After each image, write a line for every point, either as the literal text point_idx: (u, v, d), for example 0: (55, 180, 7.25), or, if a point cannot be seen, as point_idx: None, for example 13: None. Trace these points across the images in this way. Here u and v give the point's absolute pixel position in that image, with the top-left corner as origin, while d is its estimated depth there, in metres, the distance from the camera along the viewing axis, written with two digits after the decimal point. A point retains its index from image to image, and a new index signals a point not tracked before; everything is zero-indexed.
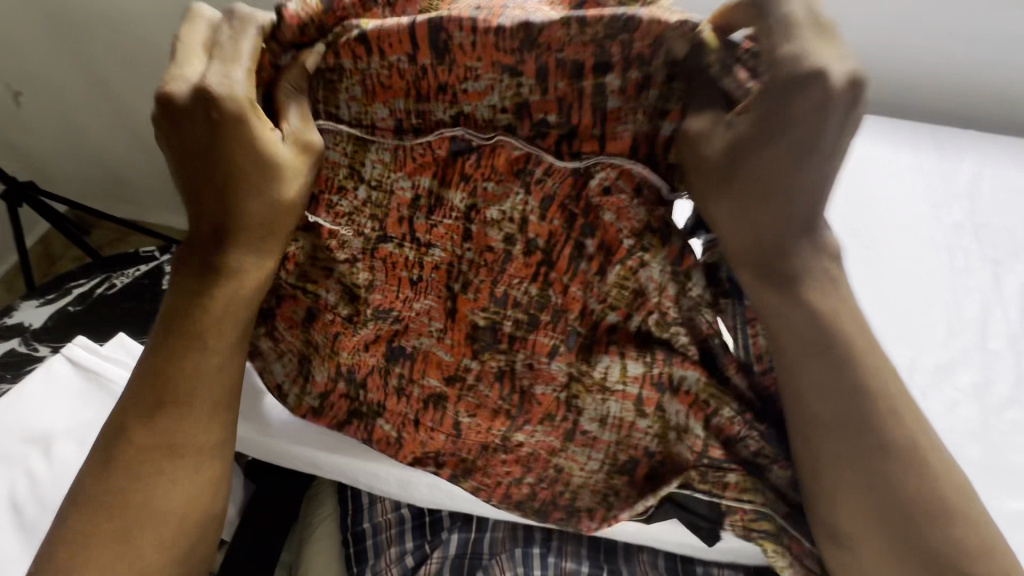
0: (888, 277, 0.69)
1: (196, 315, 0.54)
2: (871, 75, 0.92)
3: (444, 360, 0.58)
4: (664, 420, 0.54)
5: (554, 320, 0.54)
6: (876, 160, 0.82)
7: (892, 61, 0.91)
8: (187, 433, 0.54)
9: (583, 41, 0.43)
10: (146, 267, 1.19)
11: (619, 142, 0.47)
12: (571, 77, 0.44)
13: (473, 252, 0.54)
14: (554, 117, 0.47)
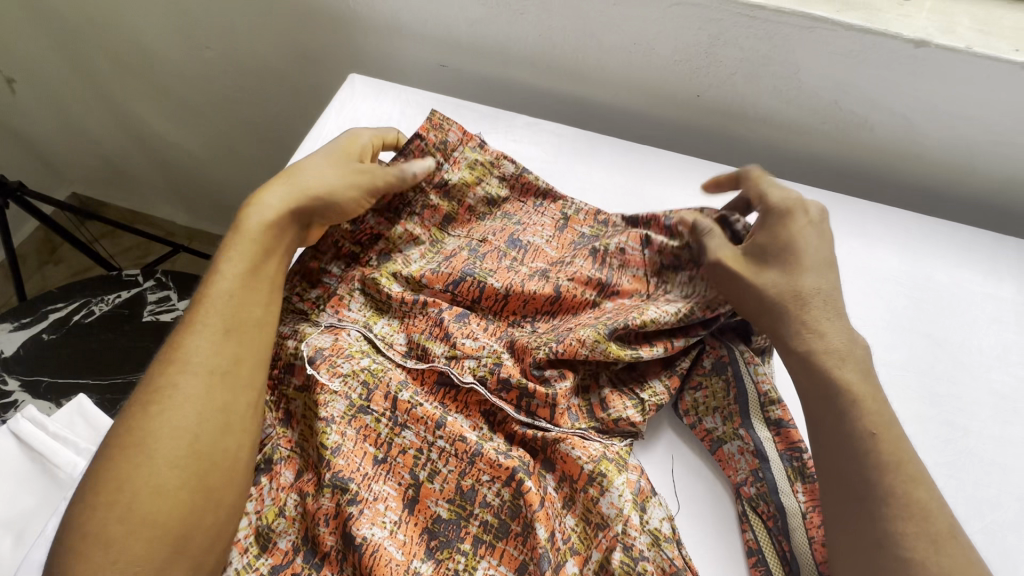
0: (976, 475, 0.56)
1: (168, 346, 0.49)
2: (973, 172, 0.75)
3: (393, 560, 0.47)
4: None
5: (525, 532, 0.49)
6: (971, 297, 0.67)
7: (1004, 159, 0.72)
8: (162, 451, 0.44)
9: (545, 326, 0.60)
10: (127, 293, 1.11)
11: (568, 348, 0.55)
12: (511, 352, 0.57)
13: (444, 440, 0.52)
14: (535, 357, 0.55)
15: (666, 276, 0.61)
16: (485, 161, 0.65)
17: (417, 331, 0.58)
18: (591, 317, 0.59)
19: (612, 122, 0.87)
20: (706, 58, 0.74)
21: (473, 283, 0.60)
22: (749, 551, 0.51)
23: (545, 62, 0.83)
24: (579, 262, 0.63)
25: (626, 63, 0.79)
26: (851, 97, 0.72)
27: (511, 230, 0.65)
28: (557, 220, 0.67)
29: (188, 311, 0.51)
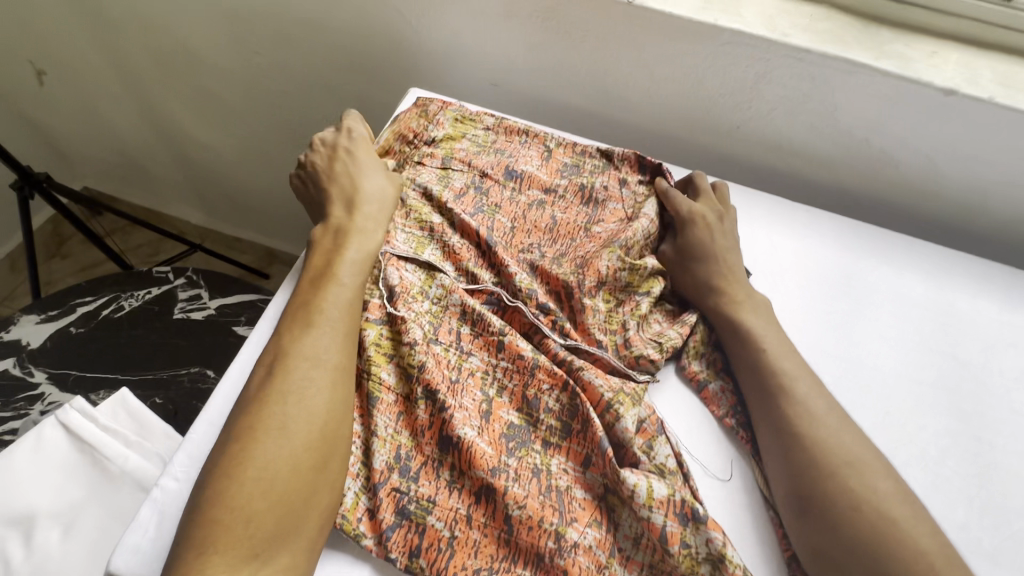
0: (1004, 486, 0.61)
1: (297, 343, 0.53)
2: (984, 211, 0.82)
3: (487, 453, 0.52)
4: (690, 564, 0.48)
5: (584, 428, 0.55)
6: (989, 324, 0.73)
7: (1013, 201, 0.80)
8: (300, 435, 0.48)
9: (553, 247, 0.70)
10: (158, 290, 1.11)
11: (593, 271, 0.66)
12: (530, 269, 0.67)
13: (505, 360, 0.59)
14: (565, 286, 0.65)
15: (638, 203, 0.75)
16: (466, 117, 0.80)
17: (464, 259, 0.66)
18: (591, 244, 0.70)
19: (653, 145, 0.92)
20: (750, 93, 0.80)
21: (485, 217, 0.71)
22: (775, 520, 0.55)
23: (594, 86, 0.88)
24: (568, 194, 0.75)
25: (675, 94, 0.84)
26: (881, 136, 0.79)
27: (505, 163, 0.77)
28: (543, 152, 0.79)
29: (309, 312, 0.55)
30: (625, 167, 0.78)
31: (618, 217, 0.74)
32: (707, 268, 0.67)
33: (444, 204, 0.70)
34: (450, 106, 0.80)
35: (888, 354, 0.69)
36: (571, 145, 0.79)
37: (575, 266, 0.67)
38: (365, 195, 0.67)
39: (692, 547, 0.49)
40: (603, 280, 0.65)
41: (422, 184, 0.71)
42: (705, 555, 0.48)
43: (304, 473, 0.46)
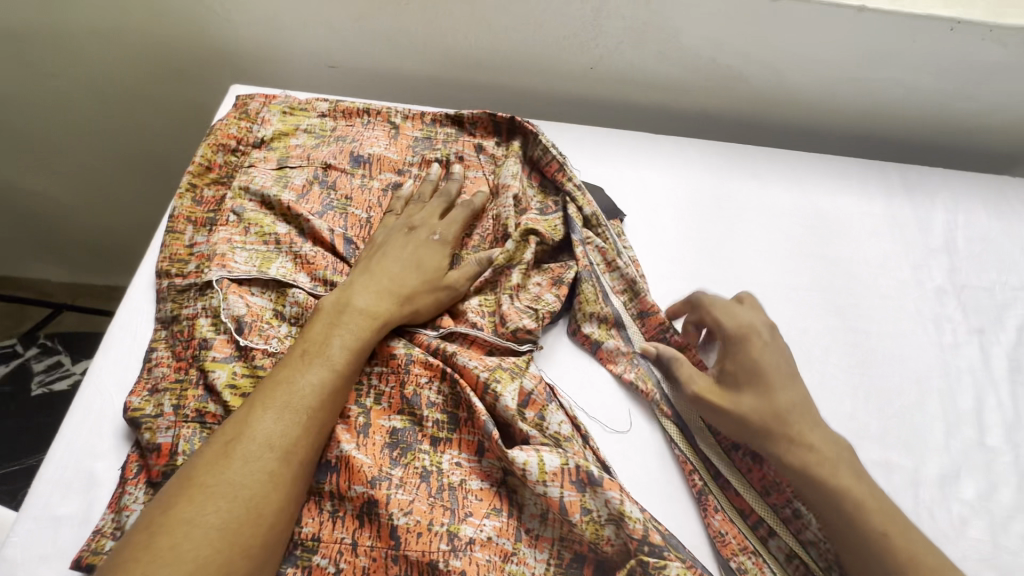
0: (883, 369, 0.63)
1: (256, 410, 0.46)
2: (830, 110, 0.85)
3: (367, 463, 0.48)
4: (594, 530, 0.46)
5: (470, 414, 0.52)
6: (851, 217, 0.76)
7: (853, 96, 0.83)
8: (220, 515, 0.40)
9: None
10: (5, 368, 0.96)
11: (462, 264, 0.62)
12: None
13: (379, 365, 0.54)
14: None
15: (499, 168, 0.71)
16: (296, 108, 0.72)
17: (319, 268, 0.59)
18: None
19: (514, 103, 0.88)
20: (593, 31, 0.77)
21: (336, 214, 0.65)
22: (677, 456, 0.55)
23: (437, 50, 0.82)
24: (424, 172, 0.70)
25: (521, 44, 0.80)
26: (726, 53, 0.79)
27: (349, 149, 0.70)
28: (389, 130, 0.73)
29: (274, 376, 0.48)
30: (480, 132, 0.74)
31: (481, 186, 0.70)
32: (770, 412, 0.53)
33: (289, 209, 0.63)
34: (275, 98, 0.72)
35: (764, 267, 0.70)
36: (419, 116, 0.74)
37: None
38: (415, 239, 0.61)
39: (594, 512, 0.46)
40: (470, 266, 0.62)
41: (258, 191, 0.64)
42: (607, 516, 0.46)
43: (218, 550, 0.39)
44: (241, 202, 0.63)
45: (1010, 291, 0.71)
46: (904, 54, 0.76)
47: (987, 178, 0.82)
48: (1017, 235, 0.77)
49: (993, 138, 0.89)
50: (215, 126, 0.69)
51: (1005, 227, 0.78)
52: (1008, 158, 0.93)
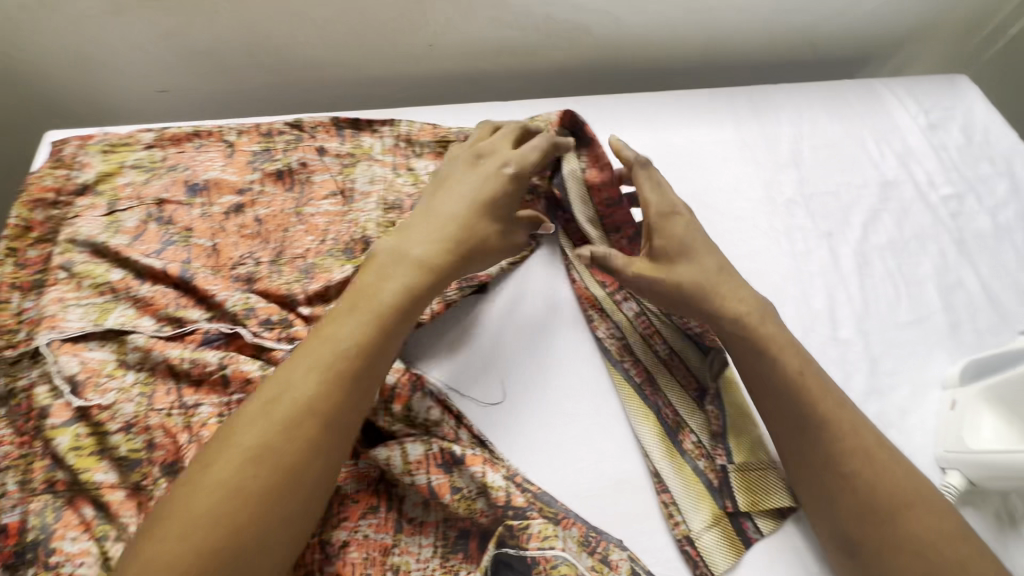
0: None
1: (256, 429, 0.43)
2: (675, 45, 0.86)
3: None
4: (467, 504, 0.49)
5: None
6: (704, 147, 0.78)
7: (692, 27, 0.84)
8: (195, 539, 0.39)
9: (269, 251, 0.64)
10: None
11: (322, 276, 0.61)
12: (246, 285, 0.60)
13: (237, 393, 0.53)
14: (287, 293, 0.59)
15: (347, 169, 0.69)
16: (117, 144, 0.68)
17: (161, 308, 0.57)
18: (307, 233, 0.65)
19: (366, 93, 0.87)
20: (418, 7, 0.75)
21: (178, 248, 0.62)
22: (552, 411, 0.57)
23: (266, 54, 0.79)
24: (268, 186, 0.68)
25: (349, 34, 0.77)
26: (557, 7, 0.78)
27: (183, 179, 0.66)
28: (225, 150, 0.70)
29: (291, 384, 0.45)
30: (321, 135, 0.72)
31: (331, 189, 0.68)
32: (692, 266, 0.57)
33: (121, 253, 0.60)
34: (92, 138, 0.68)
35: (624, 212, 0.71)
36: (254, 131, 0.71)
37: (297, 269, 0.62)
38: (454, 197, 0.57)
39: (463, 489, 0.49)
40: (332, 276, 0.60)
41: (87, 240, 0.60)
42: (475, 490, 0.49)
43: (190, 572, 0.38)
44: (70, 255, 0.60)
45: (854, 190, 0.76)
46: None
47: (827, 87, 0.86)
48: (857, 136, 0.81)
49: (833, 43, 0.93)
50: (28, 181, 0.65)
51: (847, 130, 0.82)
52: (853, 59, 0.98)
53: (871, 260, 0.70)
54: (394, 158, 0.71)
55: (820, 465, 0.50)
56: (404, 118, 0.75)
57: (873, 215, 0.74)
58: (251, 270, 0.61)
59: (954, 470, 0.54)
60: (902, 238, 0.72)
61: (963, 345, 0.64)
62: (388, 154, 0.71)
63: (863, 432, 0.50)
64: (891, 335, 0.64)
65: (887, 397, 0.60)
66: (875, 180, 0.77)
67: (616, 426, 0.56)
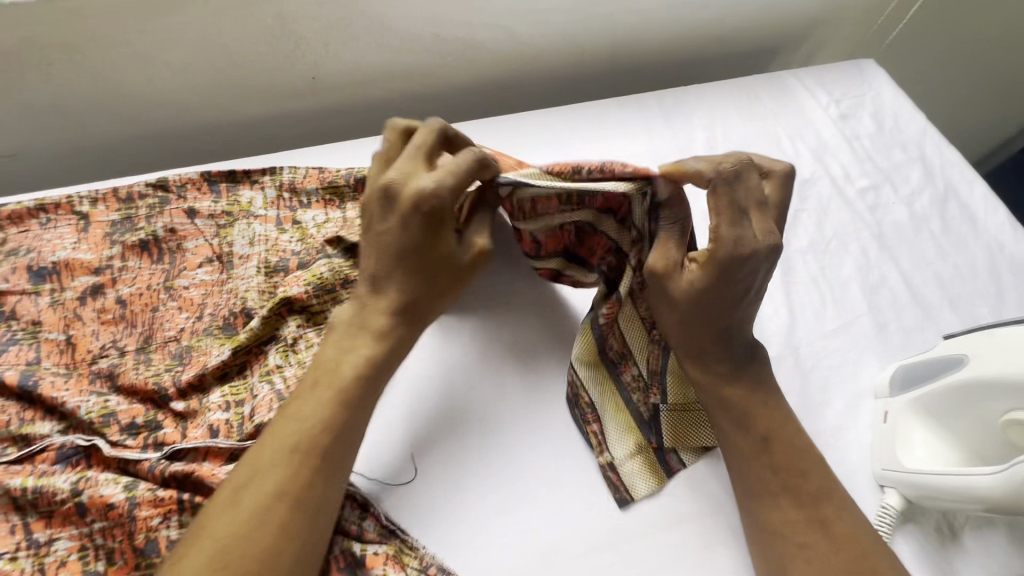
0: None
1: (228, 527, 0.39)
2: (578, 53, 0.82)
3: None
4: None
5: None
6: (616, 161, 0.74)
7: (592, 34, 0.80)
8: None
9: (136, 338, 0.56)
10: None
11: (197, 362, 0.53)
12: (110, 384, 0.52)
13: (99, 521, 0.45)
14: (156, 387, 0.52)
15: (224, 230, 0.62)
16: None
17: (2, 426, 0.49)
18: (181, 311, 0.57)
19: (253, 134, 0.80)
20: (289, 40, 0.68)
21: (24, 348, 0.53)
22: (471, 483, 0.52)
23: (126, 103, 0.71)
24: (132, 261, 0.59)
25: (217, 74, 0.70)
26: (444, 27, 0.72)
27: (26, 264, 0.57)
28: (77, 224, 0.61)
29: (254, 474, 0.41)
30: (191, 194, 0.64)
31: (207, 255, 0.61)
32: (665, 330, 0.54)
33: None
34: None
35: None
36: (111, 196, 0.62)
37: (169, 355, 0.54)
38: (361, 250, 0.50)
39: None
40: (209, 359, 0.53)
41: None
42: None
43: None
44: None
45: None
46: None
47: (738, 85, 0.83)
48: (770, 134, 0.79)
49: (740, 36, 0.91)
50: None
51: (760, 129, 0.79)
52: (763, 50, 0.96)
53: (794, 265, 0.67)
54: (277, 211, 0.64)
55: (750, 488, 0.49)
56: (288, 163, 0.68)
57: (793, 217, 0.71)
58: (111, 362, 0.53)
59: (891, 489, 0.52)
60: (823, 239, 0.70)
61: (891, 346, 0.62)
62: (271, 207, 0.64)
63: (803, 459, 0.49)
64: (820, 344, 0.62)
65: (820, 413, 0.57)
66: (792, 179, 0.75)
67: (542, 491, 0.52)
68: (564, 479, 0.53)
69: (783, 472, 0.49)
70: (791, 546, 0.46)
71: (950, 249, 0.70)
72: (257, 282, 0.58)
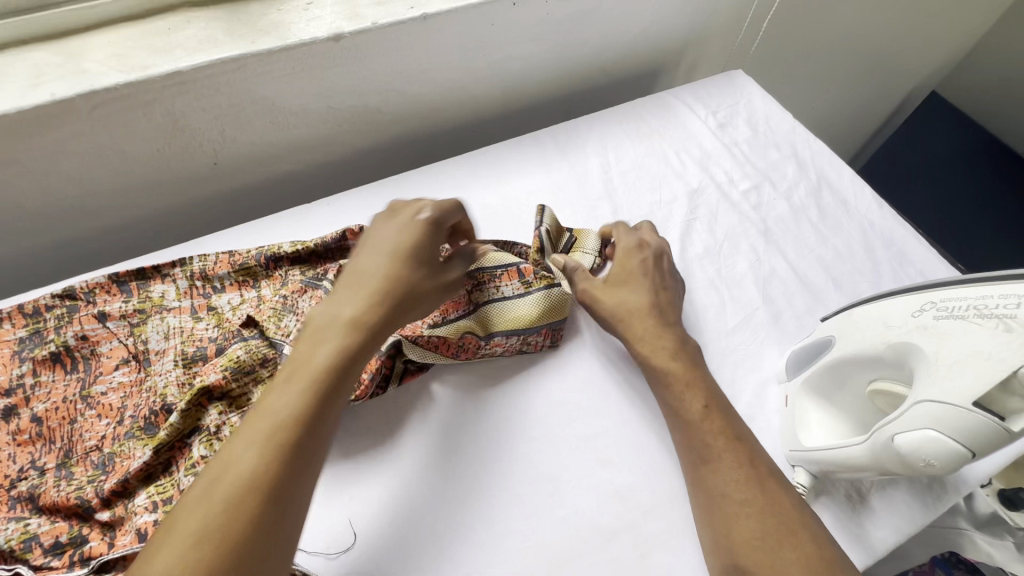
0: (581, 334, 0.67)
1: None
2: (473, 102, 0.87)
3: None
4: None
5: None
6: (518, 199, 0.78)
7: (482, 83, 0.86)
8: None
9: (57, 453, 0.55)
10: None
11: (120, 467, 0.54)
12: (29, 506, 0.52)
13: None
14: (79, 500, 0.51)
15: (138, 328, 0.62)
16: None
17: None
18: (101, 417, 0.57)
19: (165, 223, 0.80)
20: (184, 132, 0.70)
21: None
22: (409, 536, 0.53)
23: (25, 217, 0.71)
24: (44, 375, 0.59)
25: (116, 174, 0.71)
26: (337, 98, 0.76)
27: None
28: None
29: (171, 523, 0.37)
30: (100, 298, 0.64)
31: (124, 356, 0.61)
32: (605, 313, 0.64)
33: None
34: None
35: None
36: (15, 313, 0.61)
37: (92, 465, 0.54)
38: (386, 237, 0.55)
39: None
40: (132, 462, 0.53)
41: None
42: None
43: None
44: None
45: (665, 207, 0.79)
46: (495, 36, 0.79)
47: (624, 110, 0.90)
48: (659, 151, 0.85)
49: (621, 64, 0.98)
50: None
51: (649, 148, 0.85)
52: (647, 73, 1.04)
53: (693, 271, 0.72)
54: (191, 300, 0.65)
55: (687, 450, 0.54)
56: (198, 251, 0.69)
57: (687, 226, 0.77)
58: (32, 484, 0.53)
59: (798, 467, 0.57)
60: (716, 242, 0.75)
61: (787, 332, 0.68)
62: (184, 297, 0.65)
63: (727, 419, 0.54)
64: (723, 342, 0.67)
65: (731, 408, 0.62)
66: (682, 191, 0.81)
67: (480, 530, 0.54)
68: (499, 516, 0.55)
69: (719, 436, 0.53)
70: (725, 503, 0.49)
71: (829, 233, 0.77)
72: (174, 376, 0.59)
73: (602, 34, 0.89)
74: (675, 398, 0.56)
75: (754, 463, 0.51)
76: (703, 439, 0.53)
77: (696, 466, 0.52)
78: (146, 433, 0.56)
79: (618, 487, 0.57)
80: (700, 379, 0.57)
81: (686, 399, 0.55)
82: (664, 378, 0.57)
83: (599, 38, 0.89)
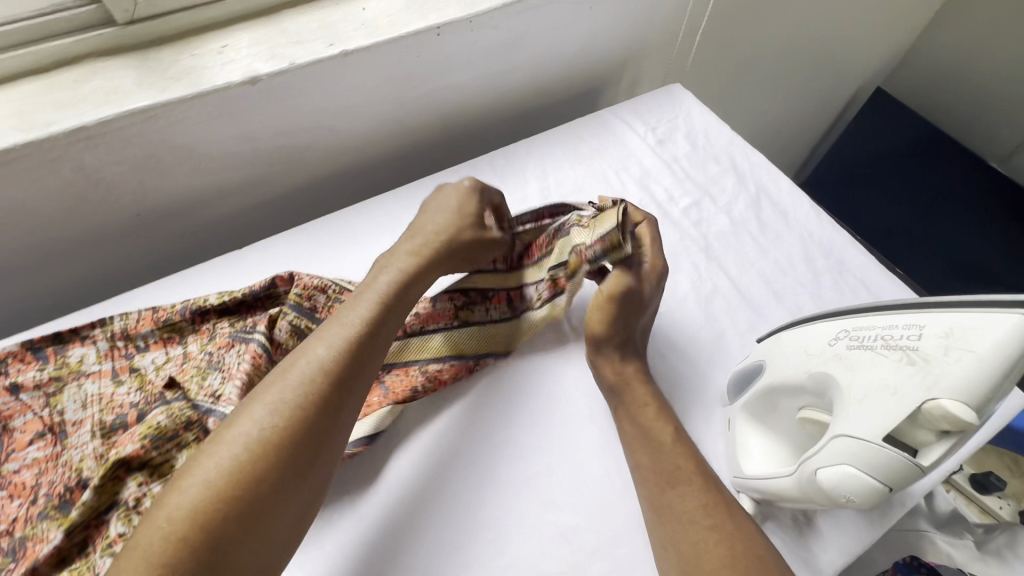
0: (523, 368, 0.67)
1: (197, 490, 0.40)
2: (408, 133, 0.86)
3: None
4: None
5: None
6: None
7: (416, 113, 0.84)
8: None
9: None
10: None
11: (30, 552, 0.50)
12: None
13: None
14: None
15: (53, 397, 0.59)
16: None
17: None
18: (13, 498, 0.54)
19: (90, 278, 0.77)
20: (99, 186, 0.67)
21: None
22: None
23: None
24: None
25: (29, 234, 0.68)
26: (262, 139, 0.74)
27: None
28: None
29: (225, 439, 0.43)
30: (13, 366, 0.60)
31: (39, 429, 0.57)
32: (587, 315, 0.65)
33: None
34: None
35: None
36: None
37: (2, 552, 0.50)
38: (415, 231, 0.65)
39: None
40: (43, 546, 0.50)
41: None
42: None
43: None
44: None
45: None
46: (422, 67, 0.77)
47: (562, 131, 0.89)
48: (598, 171, 0.85)
49: (560, 84, 0.98)
50: None
51: (588, 169, 0.85)
52: (588, 91, 1.04)
53: None
54: (112, 363, 0.62)
55: (655, 474, 0.53)
56: (119, 310, 0.66)
57: None
58: None
59: (743, 493, 0.56)
60: None
61: (730, 350, 0.68)
62: (104, 360, 0.62)
63: (685, 446, 0.55)
64: (666, 365, 0.66)
65: None
66: None
67: None
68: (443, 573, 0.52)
69: (682, 459, 0.54)
70: (694, 527, 0.48)
71: (769, 245, 0.77)
72: (92, 447, 0.56)
73: (536, 57, 0.88)
74: (649, 421, 0.57)
75: (710, 489, 0.52)
76: (673, 462, 0.53)
77: (658, 491, 0.52)
78: (59, 512, 0.52)
79: (562, 529, 0.55)
80: (665, 407, 0.59)
81: (658, 422, 0.57)
82: (638, 401, 0.58)
83: (532, 62, 0.89)
